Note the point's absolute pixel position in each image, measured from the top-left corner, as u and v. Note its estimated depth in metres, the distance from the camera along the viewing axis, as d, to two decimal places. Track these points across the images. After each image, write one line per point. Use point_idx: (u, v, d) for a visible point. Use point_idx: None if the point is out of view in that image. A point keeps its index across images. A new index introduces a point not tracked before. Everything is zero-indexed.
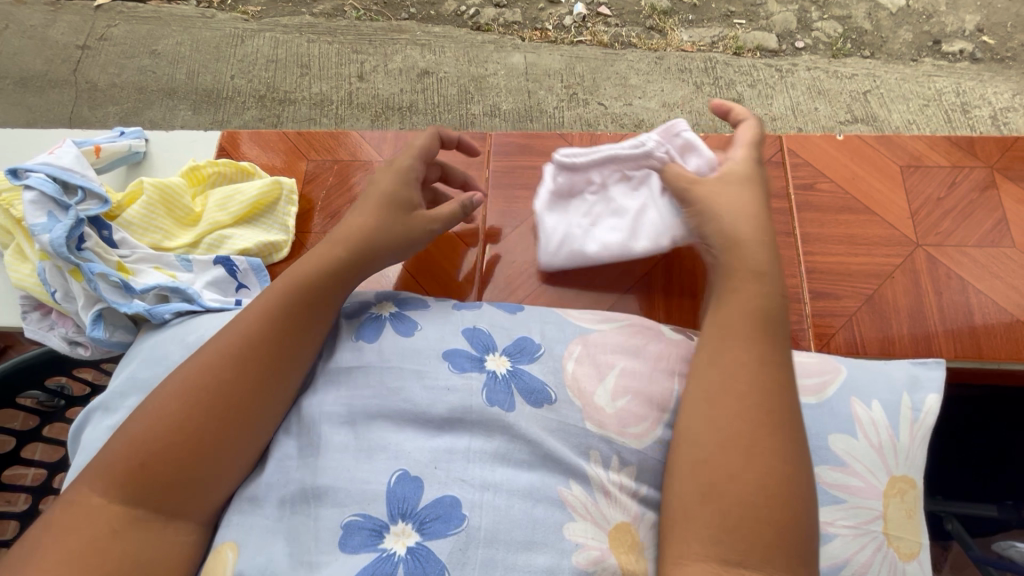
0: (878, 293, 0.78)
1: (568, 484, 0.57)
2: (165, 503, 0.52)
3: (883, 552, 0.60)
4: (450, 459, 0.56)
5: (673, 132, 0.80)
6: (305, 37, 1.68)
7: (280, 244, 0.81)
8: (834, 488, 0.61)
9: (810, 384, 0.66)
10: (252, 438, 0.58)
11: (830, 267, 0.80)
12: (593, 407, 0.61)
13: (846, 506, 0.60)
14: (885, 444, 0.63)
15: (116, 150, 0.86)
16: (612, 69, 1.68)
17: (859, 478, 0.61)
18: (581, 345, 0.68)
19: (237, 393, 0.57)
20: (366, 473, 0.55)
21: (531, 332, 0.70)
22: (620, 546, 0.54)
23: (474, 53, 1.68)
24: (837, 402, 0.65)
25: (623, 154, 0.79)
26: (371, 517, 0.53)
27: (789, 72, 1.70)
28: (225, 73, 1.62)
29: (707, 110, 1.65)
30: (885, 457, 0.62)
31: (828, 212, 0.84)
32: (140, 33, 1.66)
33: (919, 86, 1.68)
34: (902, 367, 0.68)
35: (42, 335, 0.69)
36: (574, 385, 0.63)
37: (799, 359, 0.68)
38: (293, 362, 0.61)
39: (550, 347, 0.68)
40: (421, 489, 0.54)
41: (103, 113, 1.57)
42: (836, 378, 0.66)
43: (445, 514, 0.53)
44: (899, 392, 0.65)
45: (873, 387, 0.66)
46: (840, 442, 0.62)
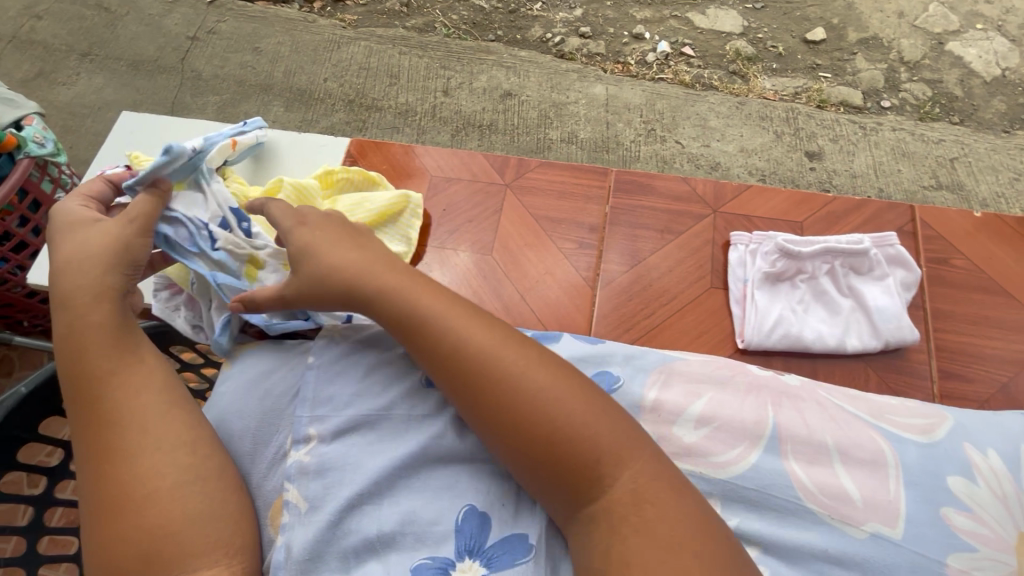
0: (1010, 379, 0.83)
1: None
2: (161, 547, 0.54)
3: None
4: (515, 503, 0.62)
5: (886, 242, 0.88)
6: (397, 48, 1.74)
7: (399, 256, 0.87)
8: (964, 534, 0.66)
9: (916, 424, 0.73)
10: (166, 455, 0.58)
11: (965, 347, 0.85)
12: (667, 440, 0.71)
13: (982, 556, 0.65)
14: (1004, 495, 0.69)
15: (247, 144, 0.87)
16: (692, 110, 1.68)
17: (987, 528, 0.66)
18: (663, 377, 0.76)
19: (102, 435, 0.58)
20: (434, 514, 0.61)
21: (614, 364, 0.77)
22: None
23: (557, 80, 1.71)
24: (950, 447, 0.71)
25: (840, 248, 0.86)
26: (439, 558, 0.58)
27: (873, 130, 1.66)
28: (319, 75, 1.70)
29: (786, 160, 1.62)
30: (1011, 509, 0.68)
31: (961, 291, 0.89)
32: (245, 30, 1.76)
33: (1011, 159, 1.63)
34: (1015, 420, 0.75)
35: (167, 312, 0.78)
36: (652, 421, 0.73)
37: (901, 403, 0.77)
38: (114, 378, 0.61)
39: (628, 381, 0.75)
40: (489, 527, 0.61)
41: (203, 102, 1.66)
42: (943, 424, 0.74)
43: (512, 549, 0.60)
44: (1013, 444, 0.72)
45: (983, 437, 0.73)
46: (965, 487, 0.69)
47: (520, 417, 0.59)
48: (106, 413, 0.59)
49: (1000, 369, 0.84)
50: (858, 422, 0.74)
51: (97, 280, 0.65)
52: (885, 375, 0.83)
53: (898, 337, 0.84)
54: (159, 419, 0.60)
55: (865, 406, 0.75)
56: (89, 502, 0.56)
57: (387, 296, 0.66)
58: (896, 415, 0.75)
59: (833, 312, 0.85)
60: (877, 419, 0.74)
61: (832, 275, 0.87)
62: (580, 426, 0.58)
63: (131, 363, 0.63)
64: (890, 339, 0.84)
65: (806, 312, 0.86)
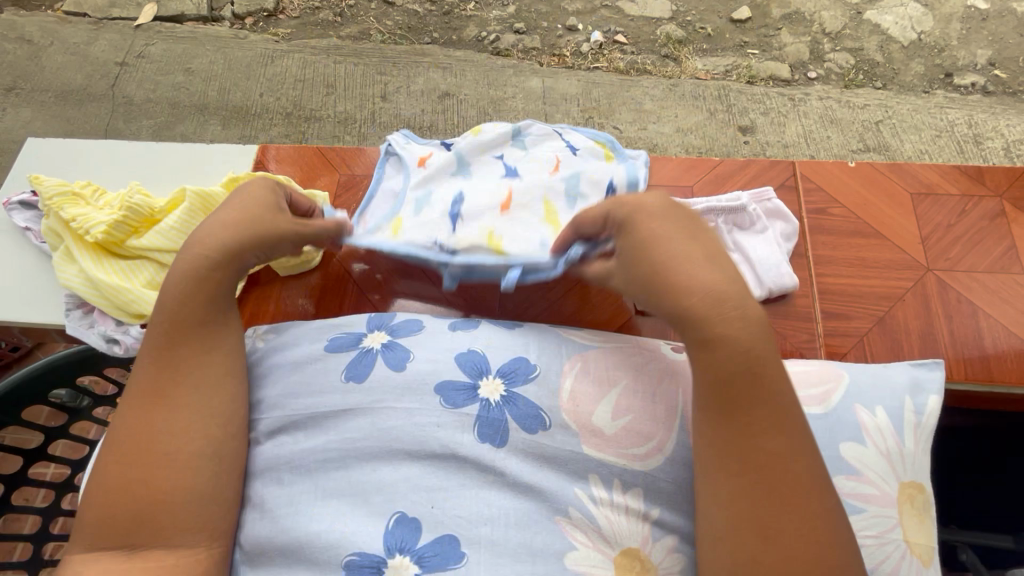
0: (889, 315, 0.74)
1: (567, 513, 0.56)
2: (157, 509, 0.53)
3: (909, 559, 0.58)
4: (448, 496, 0.56)
5: (763, 196, 0.78)
6: (333, 58, 1.65)
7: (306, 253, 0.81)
8: (851, 498, 0.59)
9: (814, 395, 0.64)
10: (205, 419, 0.58)
11: (842, 289, 0.76)
12: (586, 430, 0.60)
13: (871, 516, 0.59)
14: (890, 451, 0.62)
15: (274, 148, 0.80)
16: (628, 95, 1.63)
17: (874, 486, 0.60)
18: (580, 363, 0.66)
19: (182, 386, 0.58)
20: (363, 519, 0.55)
21: (529, 353, 0.66)
22: (626, 573, 0.55)
23: (494, 77, 1.64)
24: (842, 411, 0.63)
25: (719, 207, 0.76)
26: (368, 555, 0.53)
27: (801, 101, 1.64)
28: (254, 91, 1.62)
29: (720, 136, 1.59)
30: (894, 465, 0.61)
31: (841, 235, 0.80)
32: (176, 52, 1.68)
33: (932, 117, 1.62)
34: (902, 370, 0.67)
35: (80, 331, 0.69)
36: (570, 411, 0.61)
37: (800, 369, 0.67)
38: (186, 341, 0.60)
39: (545, 366, 0.65)
40: (420, 530, 0.54)
41: (137, 126, 1.60)
42: (839, 386, 0.65)
43: (444, 552, 0.53)
44: (901, 397, 0.64)
45: (876, 394, 0.65)
46: (853, 451, 0.61)
47: (772, 479, 0.49)
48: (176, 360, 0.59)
49: (880, 303, 0.75)
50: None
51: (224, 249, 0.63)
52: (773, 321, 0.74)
53: (780, 286, 0.74)
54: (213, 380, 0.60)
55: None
56: (123, 450, 0.54)
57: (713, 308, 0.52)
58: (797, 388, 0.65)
59: None
60: None
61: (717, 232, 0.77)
62: (752, 455, 0.50)
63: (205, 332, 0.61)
64: (774, 287, 0.74)
65: None
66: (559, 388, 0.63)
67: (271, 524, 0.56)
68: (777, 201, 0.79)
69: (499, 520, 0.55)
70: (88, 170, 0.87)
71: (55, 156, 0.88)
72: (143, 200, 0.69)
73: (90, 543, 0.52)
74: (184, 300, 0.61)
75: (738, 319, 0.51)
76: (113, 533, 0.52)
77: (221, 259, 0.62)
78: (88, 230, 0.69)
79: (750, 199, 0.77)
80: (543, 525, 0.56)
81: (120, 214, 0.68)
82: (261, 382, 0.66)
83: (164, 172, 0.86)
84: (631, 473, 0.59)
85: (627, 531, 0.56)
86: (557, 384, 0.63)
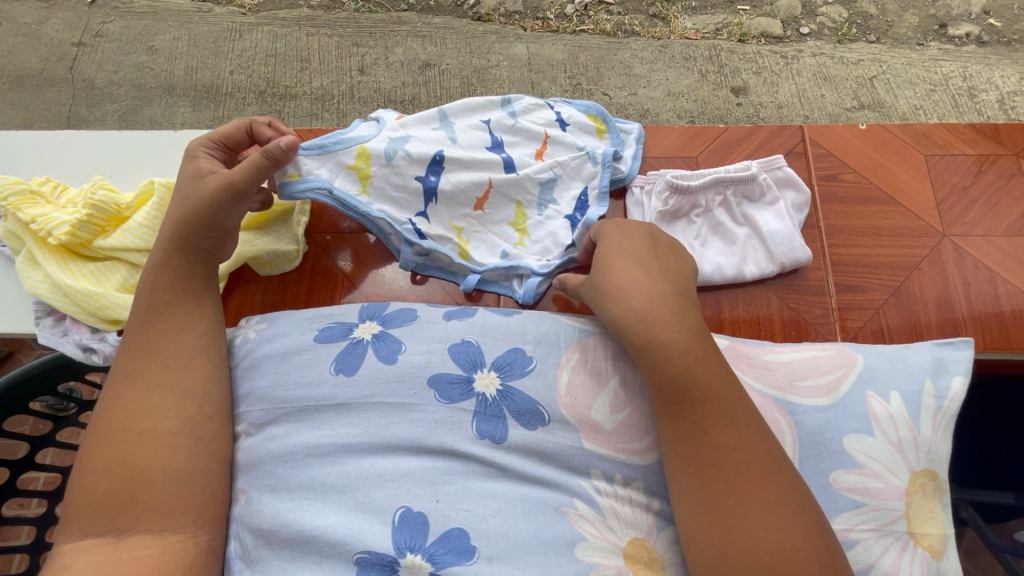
0: (905, 285, 0.73)
1: (573, 505, 0.55)
2: (139, 490, 0.51)
3: (912, 550, 0.57)
4: (452, 491, 0.53)
5: (773, 165, 0.76)
6: (304, 30, 1.56)
7: (291, 255, 0.74)
8: (851, 492, 0.58)
9: (823, 383, 0.63)
10: (179, 398, 0.56)
11: (855, 260, 0.74)
12: (585, 424, 0.58)
13: (871, 509, 0.58)
14: (904, 439, 0.60)
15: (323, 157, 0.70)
16: (616, 58, 1.56)
17: (880, 480, 0.59)
18: (580, 353, 0.63)
19: (159, 374, 0.56)
20: (367, 517, 0.52)
21: (525, 343, 0.63)
22: (635, 561, 0.53)
23: (475, 43, 1.56)
24: (851, 403, 0.62)
25: (728, 178, 0.73)
26: (379, 553, 0.50)
27: (794, 58, 1.58)
28: (224, 68, 1.53)
29: (713, 99, 1.53)
30: (905, 453, 0.60)
31: (853, 205, 0.77)
32: (136, 29, 1.57)
33: (926, 70, 1.57)
34: (926, 350, 0.65)
35: (55, 341, 0.65)
36: (569, 406, 0.59)
37: (811, 355, 0.65)
38: (158, 320, 0.59)
39: (541, 359, 0.62)
40: (427, 526, 0.51)
41: (101, 112, 1.52)
42: (852, 372, 0.63)
43: (455, 546, 0.51)
44: (920, 381, 0.62)
45: (890, 378, 0.63)
46: (859, 442, 0.60)
47: (732, 474, 0.50)
48: (154, 342, 0.58)
49: (894, 274, 0.73)
50: (763, 398, 0.62)
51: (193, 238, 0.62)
52: (786, 297, 0.72)
53: (793, 259, 0.72)
54: (181, 360, 0.58)
55: (775, 376, 0.63)
56: (106, 436, 0.53)
57: (652, 319, 0.55)
58: (805, 376, 0.63)
59: (729, 244, 0.73)
60: (785, 389, 0.62)
61: (727, 206, 0.74)
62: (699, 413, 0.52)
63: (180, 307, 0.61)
64: (787, 261, 0.72)
65: (703, 247, 0.73)
66: (557, 380, 0.60)
67: (267, 520, 0.53)
68: (788, 169, 0.76)
69: (506, 511, 0.53)
70: (49, 165, 0.81)
71: (7, 150, 0.82)
72: (108, 196, 0.65)
73: (81, 533, 0.50)
74: (167, 284, 0.61)
75: (672, 322, 0.54)
76: (99, 522, 0.50)
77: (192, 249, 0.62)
78: (50, 232, 0.64)
79: (761, 167, 0.74)
80: (552, 516, 0.54)
81: (84, 212, 0.63)
82: (245, 375, 0.62)
83: (133, 165, 0.81)
84: (632, 467, 0.57)
85: (633, 519, 0.55)
86: (553, 377, 0.60)
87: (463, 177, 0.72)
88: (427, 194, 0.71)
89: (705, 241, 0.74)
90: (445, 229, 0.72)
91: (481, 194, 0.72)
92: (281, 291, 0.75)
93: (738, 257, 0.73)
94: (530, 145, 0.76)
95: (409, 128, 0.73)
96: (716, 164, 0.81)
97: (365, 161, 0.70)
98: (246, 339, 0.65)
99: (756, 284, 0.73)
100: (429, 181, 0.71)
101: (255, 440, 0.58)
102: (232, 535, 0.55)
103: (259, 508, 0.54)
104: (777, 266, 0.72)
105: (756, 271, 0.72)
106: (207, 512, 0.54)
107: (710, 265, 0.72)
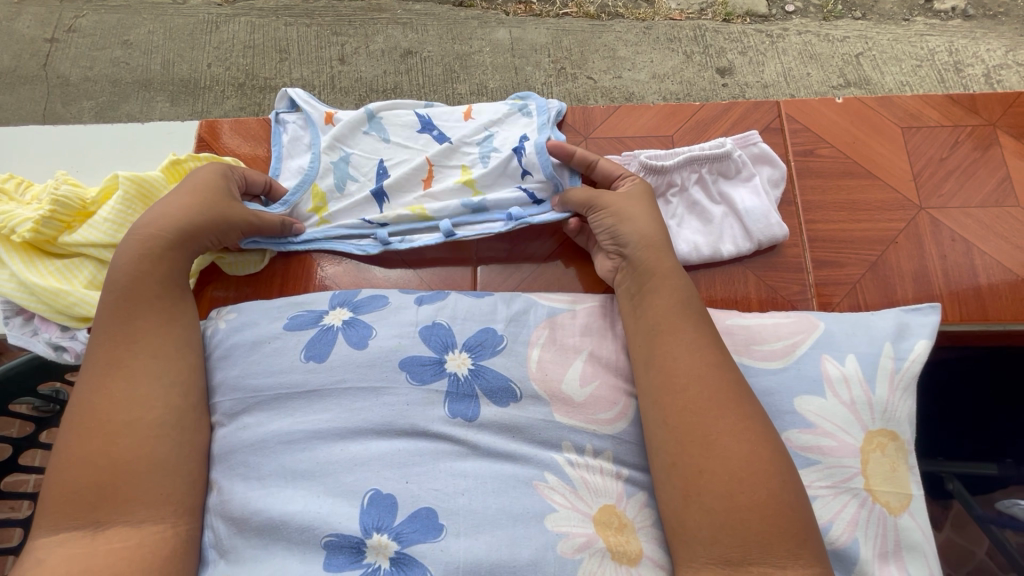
0: (882, 259, 0.72)
1: (544, 478, 0.54)
2: (104, 479, 0.51)
3: (869, 507, 0.57)
4: (422, 472, 0.53)
5: (748, 141, 0.75)
6: (282, 19, 1.53)
7: (257, 258, 0.74)
8: (804, 452, 0.58)
9: (779, 348, 0.63)
10: (143, 385, 0.55)
11: (832, 234, 0.74)
12: (557, 398, 0.58)
13: (827, 468, 0.57)
14: (859, 400, 0.60)
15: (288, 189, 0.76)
16: (600, 41, 1.54)
17: (833, 438, 0.58)
18: (549, 330, 0.63)
19: (128, 357, 0.56)
20: (339, 501, 0.52)
21: (496, 321, 0.63)
22: (607, 527, 0.53)
23: (457, 30, 1.54)
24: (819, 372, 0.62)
25: (701, 156, 0.73)
26: (346, 535, 0.50)
27: (780, 37, 1.56)
28: (201, 61, 1.50)
29: (698, 80, 1.52)
30: (860, 414, 0.59)
31: (831, 178, 0.77)
32: (110, 23, 1.54)
33: (912, 46, 1.56)
34: (891, 315, 0.65)
35: (25, 340, 0.64)
36: (539, 380, 0.59)
37: (771, 322, 0.65)
38: (131, 309, 0.58)
39: (511, 338, 0.62)
40: (396, 507, 0.51)
41: (78, 109, 1.49)
42: (811, 337, 0.63)
43: (424, 525, 0.50)
44: (879, 343, 0.62)
45: (849, 342, 0.63)
46: (810, 404, 0.60)
47: (693, 400, 0.53)
48: (129, 329, 0.57)
49: (872, 248, 0.73)
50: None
51: (167, 231, 0.62)
52: (763, 275, 0.72)
53: (769, 237, 0.71)
54: (152, 346, 0.57)
55: (731, 339, 0.64)
56: (77, 421, 0.53)
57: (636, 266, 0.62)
58: (762, 342, 0.64)
59: (706, 223, 0.73)
60: (739, 355, 0.63)
61: (702, 184, 0.74)
62: (686, 381, 0.54)
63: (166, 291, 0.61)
64: (764, 239, 0.71)
65: (680, 227, 0.73)
66: (527, 357, 0.60)
67: (237, 506, 0.52)
68: (762, 145, 0.75)
69: (476, 488, 0.52)
70: (18, 161, 0.79)
71: None
72: (72, 191, 0.63)
73: (51, 522, 0.50)
74: (142, 272, 0.59)
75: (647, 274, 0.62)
76: (69, 511, 0.50)
77: (167, 244, 0.61)
78: (13, 229, 0.62)
79: (735, 145, 0.73)
80: (523, 489, 0.53)
81: (47, 209, 0.62)
82: (216, 364, 0.61)
83: (101, 160, 0.79)
84: (601, 437, 0.57)
85: (603, 487, 0.55)
86: (524, 355, 0.61)
87: (403, 167, 0.75)
88: (377, 196, 0.74)
89: (681, 221, 0.73)
90: (400, 210, 0.73)
91: (426, 175, 0.75)
92: (255, 283, 0.74)
93: (715, 236, 0.72)
94: (457, 112, 0.79)
95: (346, 140, 0.76)
96: (692, 142, 0.80)
97: (320, 200, 0.75)
98: (218, 329, 0.64)
99: (734, 262, 0.72)
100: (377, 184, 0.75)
101: (228, 427, 0.57)
102: (204, 526, 0.54)
103: (231, 496, 0.53)
104: (754, 244, 0.72)
105: (733, 250, 0.71)
106: (179, 500, 0.53)
107: (687, 246, 0.71)
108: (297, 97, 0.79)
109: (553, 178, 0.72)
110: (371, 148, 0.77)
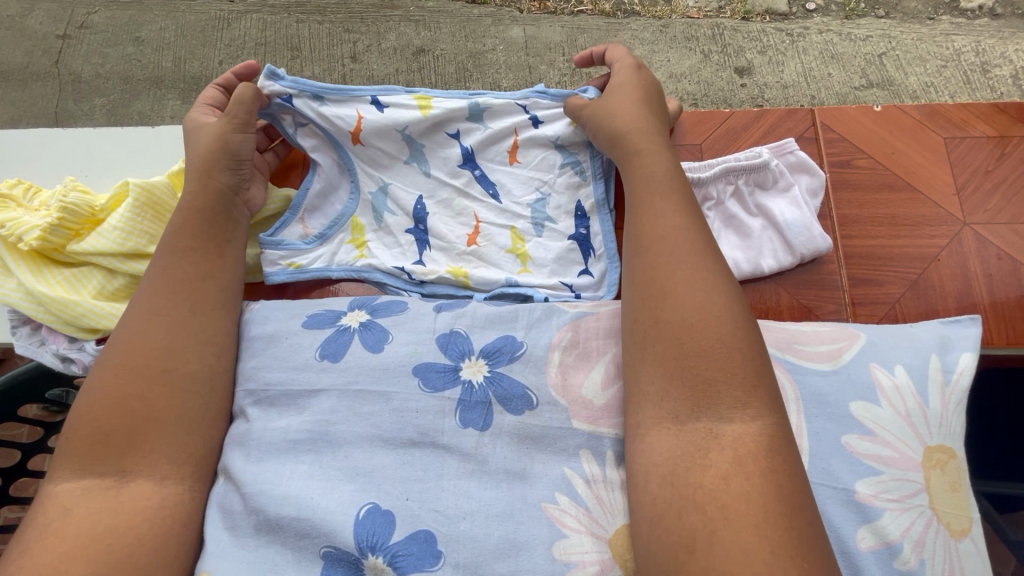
0: (923, 277, 0.69)
1: (554, 499, 0.51)
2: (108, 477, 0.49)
3: (934, 528, 0.52)
4: (425, 488, 0.51)
5: (785, 150, 0.72)
6: (294, 17, 1.51)
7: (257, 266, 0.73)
8: (868, 460, 0.54)
9: (825, 351, 0.60)
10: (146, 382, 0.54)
11: (868, 252, 0.71)
12: (576, 402, 0.56)
13: (890, 480, 0.53)
14: (914, 413, 0.56)
15: (316, 225, 0.73)
16: (616, 40, 1.51)
17: (892, 449, 0.55)
18: (571, 334, 0.60)
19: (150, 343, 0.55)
20: (335, 503, 0.50)
21: (516, 329, 0.60)
22: (623, 552, 0.49)
23: (471, 27, 1.51)
24: (857, 370, 0.59)
25: (737, 165, 0.70)
26: (346, 550, 0.48)
27: (801, 36, 1.52)
28: (212, 59, 1.49)
29: (716, 80, 1.48)
30: (917, 428, 0.56)
31: (866, 192, 0.74)
32: (122, 19, 1.53)
33: (937, 46, 1.51)
34: (930, 328, 0.62)
35: (32, 351, 0.63)
36: (558, 385, 0.56)
37: (811, 328, 0.63)
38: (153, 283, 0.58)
39: (532, 343, 0.59)
40: (393, 524, 0.49)
41: (89, 106, 1.48)
42: (854, 346, 0.61)
43: (421, 550, 0.48)
44: (926, 356, 0.59)
45: (895, 354, 0.60)
46: (866, 411, 0.56)
47: (667, 262, 0.54)
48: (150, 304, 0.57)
49: (910, 266, 0.70)
50: None
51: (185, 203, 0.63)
52: (797, 291, 0.69)
53: (812, 249, 0.69)
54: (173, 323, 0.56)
55: (774, 336, 0.62)
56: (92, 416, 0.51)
57: (631, 135, 0.65)
58: (806, 342, 0.61)
59: (744, 237, 0.70)
60: (783, 351, 0.61)
61: (738, 196, 0.71)
62: (663, 248, 0.55)
63: (205, 262, 0.61)
64: (806, 252, 0.69)
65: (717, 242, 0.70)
66: (547, 362, 0.58)
67: (234, 517, 0.51)
68: (799, 154, 0.72)
69: (480, 514, 0.50)
70: (27, 163, 0.78)
71: None
72: (80, 199, 0.62)
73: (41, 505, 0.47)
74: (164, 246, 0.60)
75: (667, 220, 0.56)
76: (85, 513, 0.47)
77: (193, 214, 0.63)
78: (21, 236, 0.61)
79: (771, 155, 0.70)
80: (528, 514, 0.50)
81: (55, 216, 0.61)
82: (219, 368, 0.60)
83: (112, 164, 0.78)
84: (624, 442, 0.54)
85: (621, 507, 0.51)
86: (545, 360, 0.58)
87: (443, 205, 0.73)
88: (421, 245, 0.72)
89: (719, 235, 0.71)
90: (444, 271, 0.70)
91: (471, 231, 0.73)
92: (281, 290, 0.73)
93: (754, 251, 0.69)
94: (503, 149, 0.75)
95: (381, 168, 0.74)
96: (722, 150, 0.77)
97: (359, 233, 0.73)
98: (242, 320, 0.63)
99: (771, 278, 0.70)
100: (421, 234, 0.72)
101: (234, 428, 0.56)
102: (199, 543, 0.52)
103: (230, 506, 0.51)
104: (795, 258, 0.69)
105: (773, 265, 0.69)
106: (183, 509, 0.51)
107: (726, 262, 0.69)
108: (308, 108, 0.71)
109: (601, 279, 0.71)
110: (406, 177, 0.74)
